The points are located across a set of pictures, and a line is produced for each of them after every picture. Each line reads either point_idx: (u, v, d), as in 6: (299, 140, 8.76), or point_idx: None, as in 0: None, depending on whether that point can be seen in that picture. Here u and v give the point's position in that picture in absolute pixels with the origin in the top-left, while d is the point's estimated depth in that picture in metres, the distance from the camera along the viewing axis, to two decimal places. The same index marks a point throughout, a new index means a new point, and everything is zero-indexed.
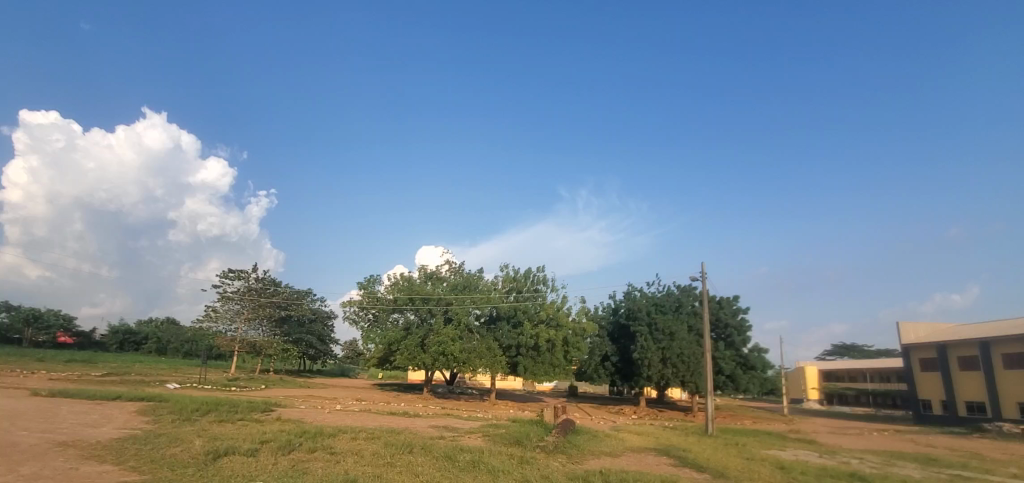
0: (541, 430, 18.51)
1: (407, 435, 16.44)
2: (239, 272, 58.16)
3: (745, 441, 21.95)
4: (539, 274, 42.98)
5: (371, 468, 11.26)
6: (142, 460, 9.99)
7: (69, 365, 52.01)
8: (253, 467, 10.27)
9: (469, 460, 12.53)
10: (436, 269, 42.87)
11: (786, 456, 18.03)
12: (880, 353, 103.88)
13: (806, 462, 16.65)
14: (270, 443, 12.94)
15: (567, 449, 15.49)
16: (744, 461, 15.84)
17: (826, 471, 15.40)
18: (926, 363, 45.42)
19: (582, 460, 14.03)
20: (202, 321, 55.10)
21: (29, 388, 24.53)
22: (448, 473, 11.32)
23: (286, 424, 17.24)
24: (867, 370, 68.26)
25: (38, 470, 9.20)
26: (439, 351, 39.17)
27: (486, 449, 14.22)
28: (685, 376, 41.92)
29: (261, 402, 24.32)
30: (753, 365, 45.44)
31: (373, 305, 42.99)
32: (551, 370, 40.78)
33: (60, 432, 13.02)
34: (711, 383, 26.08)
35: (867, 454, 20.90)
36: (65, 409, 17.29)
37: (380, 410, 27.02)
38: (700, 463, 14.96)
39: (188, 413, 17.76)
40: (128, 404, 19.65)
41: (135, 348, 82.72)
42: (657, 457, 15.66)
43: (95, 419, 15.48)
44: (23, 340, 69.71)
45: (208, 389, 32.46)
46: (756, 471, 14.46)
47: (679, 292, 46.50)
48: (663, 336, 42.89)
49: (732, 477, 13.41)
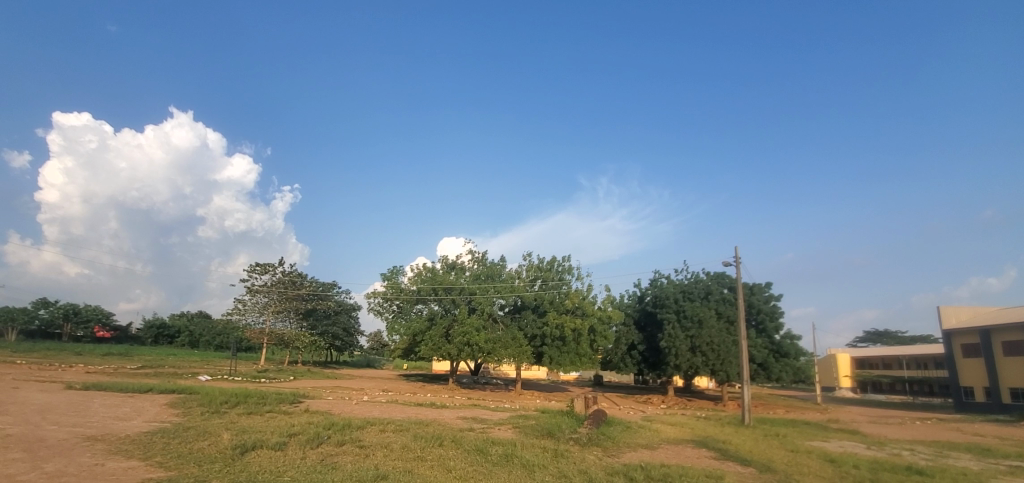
0: (572, 422, 17.98)
1: (436, 428, 16.10)
2: (265, 265, 58.78)
3: (784, 432, 21.04)
4: (564, 263, 42.27)
5: (401, 463, 10.83)
6: (169, 456, 9.73)
7: (106, 358, 53.49)
8: (279, 461, 9.91)
9: (502, 453, 12.02)
10: (459, 259, 42.34)
11: (833, 448, 17.10)
12: (914, 339, 101.09)
13: (856, 455, 15.70)
14: (299, 437, 12.67)
15: (602, 442, 14.88)
16: (790, 454, 15.01)
17: (879, 464, 14.42)
18: (969, 349, 43.40)
19: (618, 454, 13.44)
20: (231, 314, 55.72)
21: (64, 381, 24.95)
22: (480, 468, 10.80)
23: (314, 417, 16.98)
24: (902, 357, 65.86)
25: (63, 467, 9.02)
26: (464, 341, 38.77)
27: (517, 442, 13.70)
28: (715, 365, 40.79)
29: (290, 393, 24.36)
30: (787, 352, 44.05)
31: (396, 296, 42.81)
32: (577, 360, 40.20)
33: (90, 427, 12.96)
34: (747, 371, 25.12)
35: (917, 445, 19.74)
36: (97, 403, 17.42)
37: (407, 401, 26.84)
38: (744, 457, 14.15)
39: (217, 405, 17.69)
40: (158, 397, 19.77)
41: (169, 341, 85.05)
42: (697, 450, 14.93)
43: (126, 413, 15.47)
44: (64, 335, 72.24)
45: (239, 381, 32.87)
46: (805, 464, 13.58)
47: (708, 279, 45.24)
48: (692, 323, 41.82)
49: (780, 471, 12.60)
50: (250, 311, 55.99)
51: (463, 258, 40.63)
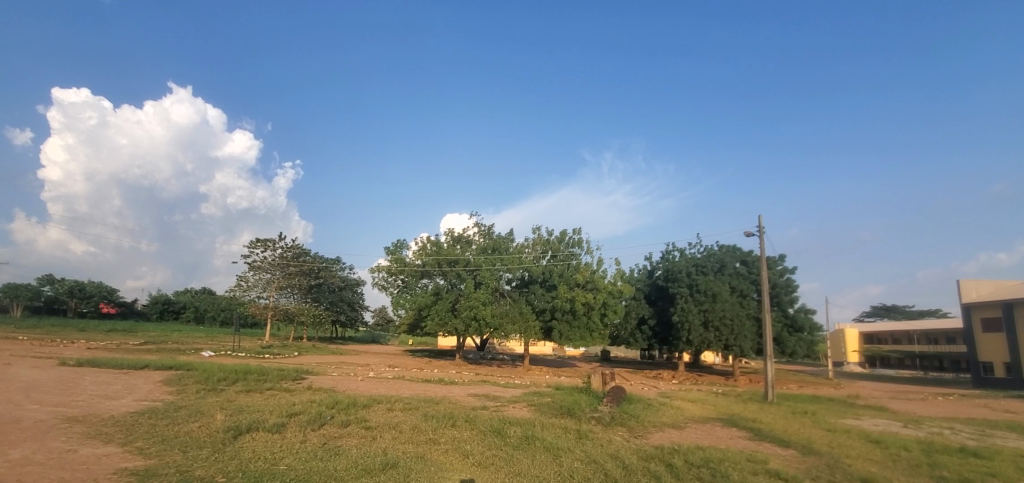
0: (590, 399, 16.97)
1: (447, 406, 15.10)
2: (267, 240, 57.73)
3: (813, 409, 19.97)
4: (573, 236, 41.01)
5: (411, 446, 9.76)
6: (152, 440, 8.67)
7: (111, 334, 53.25)
8: (276, 446, 8.84)
9: (522, 436, 10.91)
10: (465, 232, 40.92)
11: (868, 427, 16.07)
12: (923, 313, 100.31)
13: (898, 435, 14.63)
14: (299, 416, 11.66)
15: (626, 421, 13.84)
16: (828, 434, 13.96)
17: (926, 446, 13.36)
18: (989, 323, 42.26)
19: (646, 434, 12.39)
20: (234, 290, 54.88)
21: (60, 357, 24.19)
22: (500, 452, 9.73)
23: (317, 394, 16.01)
24: (912, 332, 64.71)
25: (30, 454, 7.95)
26: (471, 315, 37.82)
27: (536, 422, 12.60)
28: (727, 339, 39.89)
29: (293, 369, 23.43)
30: (801, 327, 43.05)
31: (401, 270, 41.53)
32: (587, 335, 39.30)
33: (74, 406, 12.01)
34: (769, 345, 23.89)
35: (954, 423, 18.69)
36: (88, 380, 16.43)
37: (414, 378, 25.92)
38: (781, 437, 13.05)
39: (214, 383, 16.69)
40: (154, 374, 18.81)
41: (174, 317, 84.89)
42: (728, 430, 13.88)
43: (116, 391, 14.48)
44: (68, 311, 72.09)
45: (243, 357, 32.13)
46: (850, 446, 12.47)
47: (721, 251, 43.94)
48: (705, 297, 40.54)
49: (825, 454, 11.50)
50: (253, 287, 55.15)
51: (469, 231, 39.32)
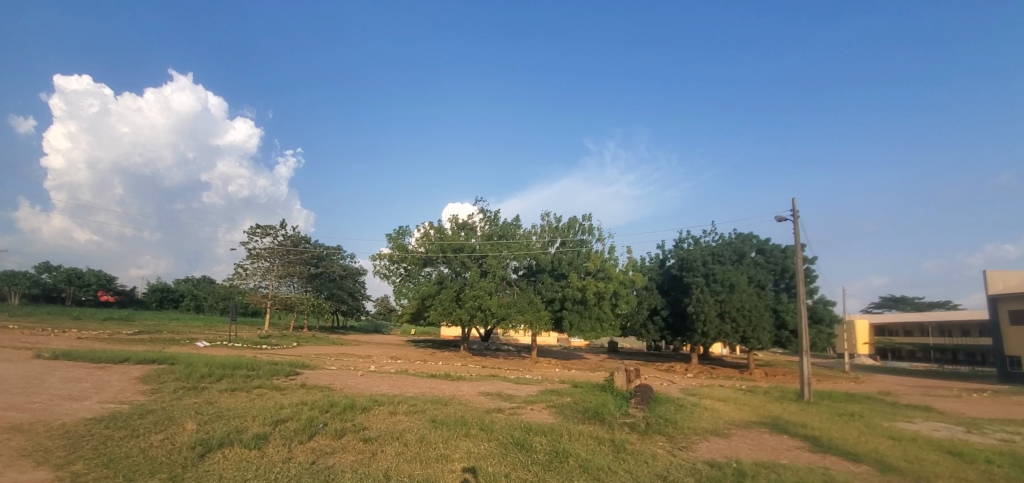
0: (617, 400, 15.19)
1: (458, 409, 13.29)
2: (267, 227, 56.05)
3: (856, 410, 18.11)
4: (583, 222, 39.14)
5: (419, 467, 7.96)
6: (94, 463, 6.89)
7: (106, 322, 51.64)
8: (251, 469, 7.04)
9: (552, 451, 9.12)
10: (470, 218, 38.94)
11: (932, 433, 14.24)
12: (930, 305, 98.64)
13: (973, 445, 12.79)
14: (287, 425, 9.88)
15: (665, 428, 12.03)
16: (897, 444, 12.14)
17: (1010, 457, 11.58)
18: (1016, 315, 40.24)
19: (691, 446, 10.62)
20: (233, 279, 53.13)
21: (39, 348, 22.31)
22: (527, 474, 7.92)
23: (312, 394, 14.26)
24: (927, 324, 62.79)
25: None
26: (476, 305, 35.92)
27: (563, 430, 10.82)
28: (745, 331, 37.99)
29: (287, 363, 21.57)
30: (820, 318, 41.18)
31: (402, 258, 39.61)
32: (598, 325, 37.50)
33: (24, 411, 10.19)
34: (803, 339, 21.95)
35: (1014, 426, 16.85)
36: (55, 376, 14.59)
37: (420, 372, 24.05)
38: (847, 449, 11.24)
39: (196, 381, 14.86)
40: (132, 369, 16.92)
41: (173, 305, 83.49)
42: (780, 438, 12.10)
43: (82, 390, 12.65)
44: (67, 299, 70.98)
45: (239, 348, 30.35)
46: (931, 460, 10.66)
47: (737, 240, 42.12)
48: (721, 287, 38.67)
49: (910, 472, 9.65)
50: (252, 276, 53.33)
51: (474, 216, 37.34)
